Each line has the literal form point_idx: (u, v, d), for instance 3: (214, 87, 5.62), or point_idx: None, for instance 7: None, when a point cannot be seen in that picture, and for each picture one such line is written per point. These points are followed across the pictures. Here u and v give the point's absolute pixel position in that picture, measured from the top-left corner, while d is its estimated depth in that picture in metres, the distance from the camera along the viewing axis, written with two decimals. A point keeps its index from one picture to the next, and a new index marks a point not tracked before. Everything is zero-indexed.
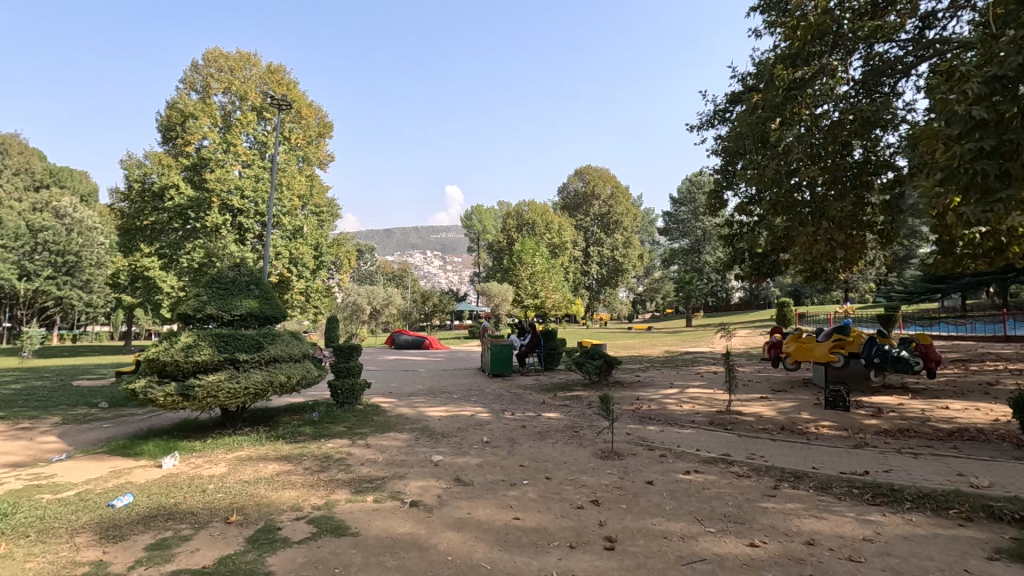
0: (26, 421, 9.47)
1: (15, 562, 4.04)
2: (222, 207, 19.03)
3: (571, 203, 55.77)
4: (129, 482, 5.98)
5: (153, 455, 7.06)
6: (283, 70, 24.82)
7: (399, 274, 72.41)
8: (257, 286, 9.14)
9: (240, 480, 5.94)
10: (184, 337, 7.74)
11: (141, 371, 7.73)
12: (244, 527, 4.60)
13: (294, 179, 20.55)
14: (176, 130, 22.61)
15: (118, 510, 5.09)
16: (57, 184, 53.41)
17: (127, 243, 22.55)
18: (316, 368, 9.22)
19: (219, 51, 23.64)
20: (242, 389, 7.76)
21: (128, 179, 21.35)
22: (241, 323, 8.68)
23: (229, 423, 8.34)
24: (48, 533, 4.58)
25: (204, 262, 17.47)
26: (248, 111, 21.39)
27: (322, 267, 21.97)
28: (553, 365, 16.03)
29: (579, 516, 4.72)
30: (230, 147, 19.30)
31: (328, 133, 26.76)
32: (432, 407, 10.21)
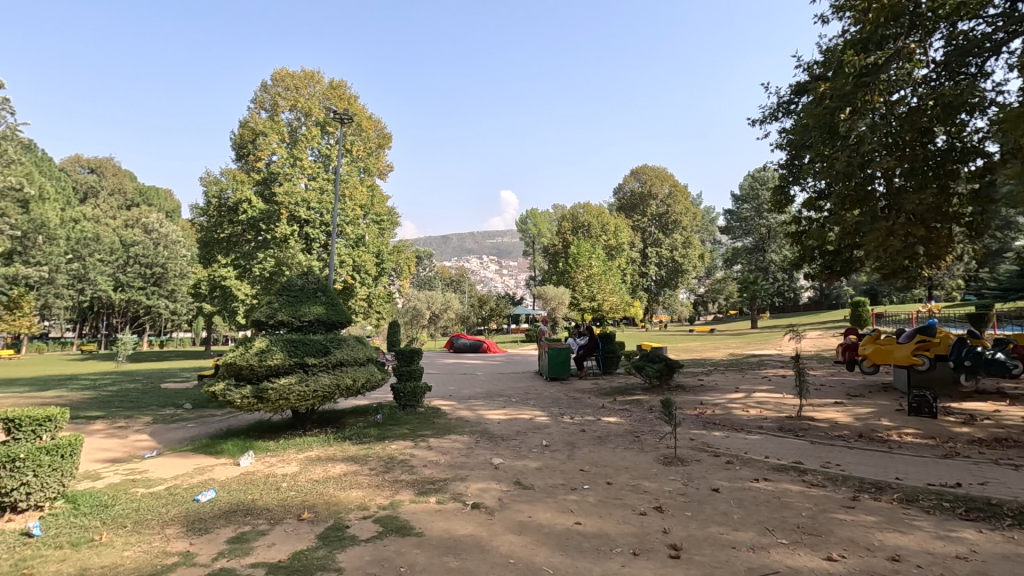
0: (122, 420, 10.33)
1: (114, 549, 4.42)
2: (291, 219, 19.97)
3: (628, 204, 54.98)
4: (212, 478, 6.39)
5: (232, 453, 7.52)
6: (344, 85, 25.84)
7: (456, 280, 73.77)
8: (324, 293, 9.55)
9: (311, 479, 6.22)
10: (258, 343, 8.21)
11: (219, 375, 8.25)
12: (315, 524, 4.81)
13: (356, 190, 21.41)
14: (248, 147, 24.04)
15: (202, 504, 5.47)
16: (146, 202, 58.23)
17: (206, 255, 24.09)
18: (380, 371, 9.52)
19: (286, 71, 24.92)
20: (311, 392, 8.14)
21: (207, 196, 22.82)
22: (309, 328, 9.10)
23: (299, 425, 8.76)
24: (142, 524, 4.97)
25: (275, 271, 18.40)
26: (312, 126, 22.40)
27: (383, 274, 22.61)
28: (611, 368, 15.80)
29: (641, 523, 4.63)
30: (297, 161, 20.39)
31: (387, 143, 27.63)
32: (491, 410, 10.31)
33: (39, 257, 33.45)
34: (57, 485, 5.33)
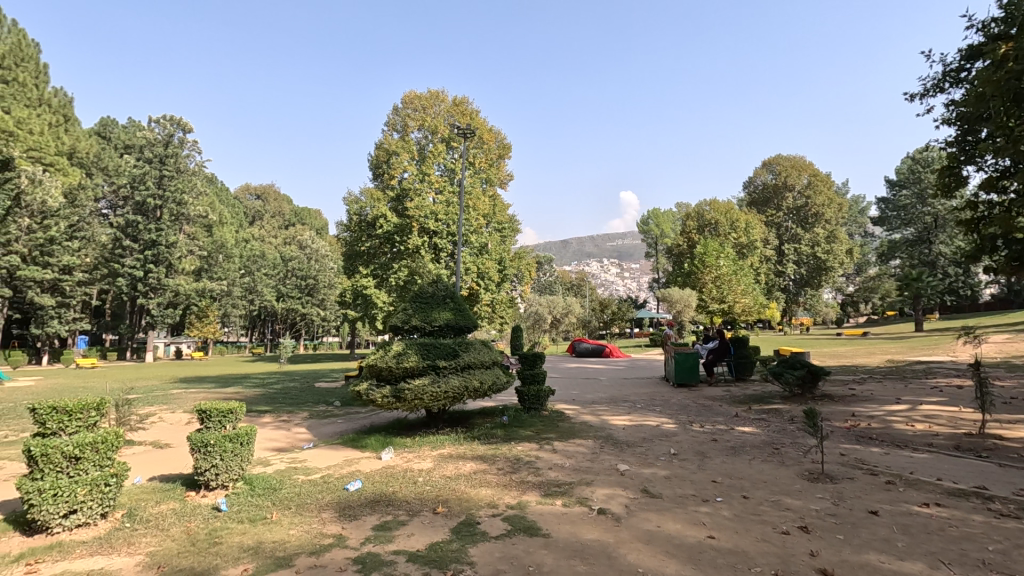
0: (285, 415, 11.75)
1: (281, 528, 5.05)
2: (421, 231, 21.34)
3: (760, 198, 51.15)
4: (358, 470, 7.04)
5: (375, 447, 8.23)
6: (467, 101, 27.08)
7: (577, 284, 73.77)
8: (452, 298, 10.09)
9: (444, 475, 6.60)
10: (395, 346, 8.89)
11: (363, 375, 9.07)
12: (448, 518, 5.09)
13: (479, 200, 22.33)
14: (383, 167, 26.25)
15: (351, 493, 6.06)
16: (300, 221, 66.00)
17: (349, 267, 26.59)
18: (505, 374, 9.83)
19: (414, 93, 26.77)
20: (442, 393, 8.63)
21: (349, 213, 25.22)
22: (440, 333, 9.65)
23: (433, 423, 9.33)
24: (302, 507, 5.63)
25: (408, 280, 19.78)
26: (438, 142, 23.71)
27: (505, 280, 23.26)
28: (746, 374, 14.73)
29: (784, 543, 4.27)
30: (425, 177, 21.77)
31: (507, 153, 28.47)
32: (616, 416, 10.15)
33: (220, 273, 39.27)
34: (238, 468, 6.22)
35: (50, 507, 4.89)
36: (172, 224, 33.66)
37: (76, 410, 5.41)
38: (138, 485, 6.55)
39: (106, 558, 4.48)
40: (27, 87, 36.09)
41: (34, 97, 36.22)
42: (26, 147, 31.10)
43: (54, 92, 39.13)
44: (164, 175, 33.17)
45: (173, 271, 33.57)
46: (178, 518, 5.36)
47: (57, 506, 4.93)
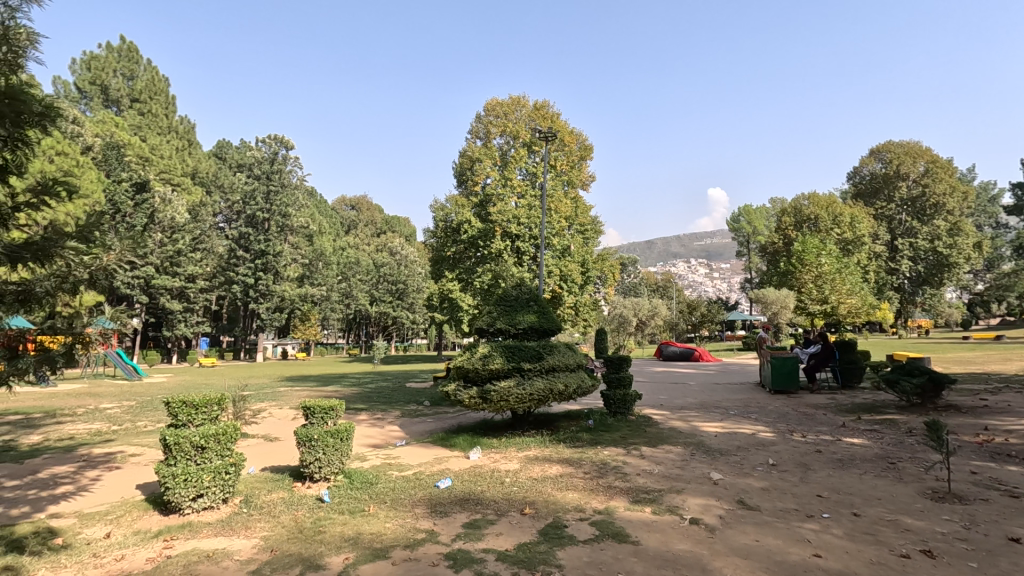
0: (379, 413, 12.37)
1: (378, 520, 5.33)
2: (504, 235, 21.63)
3: (867, 190, 46.95)
4: (448, 468, 7.27)
5: (463, 447, 8.45)
6: (547, 104, 27.12)
7: (663, 285, 71.65)
8: (536, 301, 10.16)
9: (531, 477, 6.65)
10: (481, 348, 9.08)
11: (451, 376, 9.35)
12: (536, 520, 5.13)
13: (561, 203, 22.28)
14: (466, 174, 26.97)
15: (442, 490, 6.28)
16: (391, 229, 69.33)
17: (436, 271, 27.50)
18: (590, 377, 9.74)
19: (496, 100, 27.28)
20: (528, 395, 8.69)
21: (435, 220, 26.11)
22: (524, 336, 9.73)
23: (518, 425, 9.43)
24: (397, 502, 5.90)
25: (492, 284, 20.15)
26: (520, 147, 23.92)
27: (589, 282, 23.03)
28: (853, 381, 13.57)
29: (904, 568, 3.88)
30: (508, 182, 22.08)
31: (589, 154, 28.23)
32: (707, 422, 9.71)
33: (319, 279, 42.03)
34: (339, 462, 6.64)
35: (183, 490, 5.50)
36: (278, 235, 36.53)
37: (201, 404, 6.00)
38: (252, 474, 7.16)
39: (228, 539, 4.95)
40: (159, 117, 40.75)
41: (164, 125, 40.85)
42: (158, 170, 35.12)
43: (180, 120, 43.89)
44: (271, 190, 36.12)
45: (279, 278, 36.40)
46: (287, 506, 5.81)
47: (188, 490, 5.52)
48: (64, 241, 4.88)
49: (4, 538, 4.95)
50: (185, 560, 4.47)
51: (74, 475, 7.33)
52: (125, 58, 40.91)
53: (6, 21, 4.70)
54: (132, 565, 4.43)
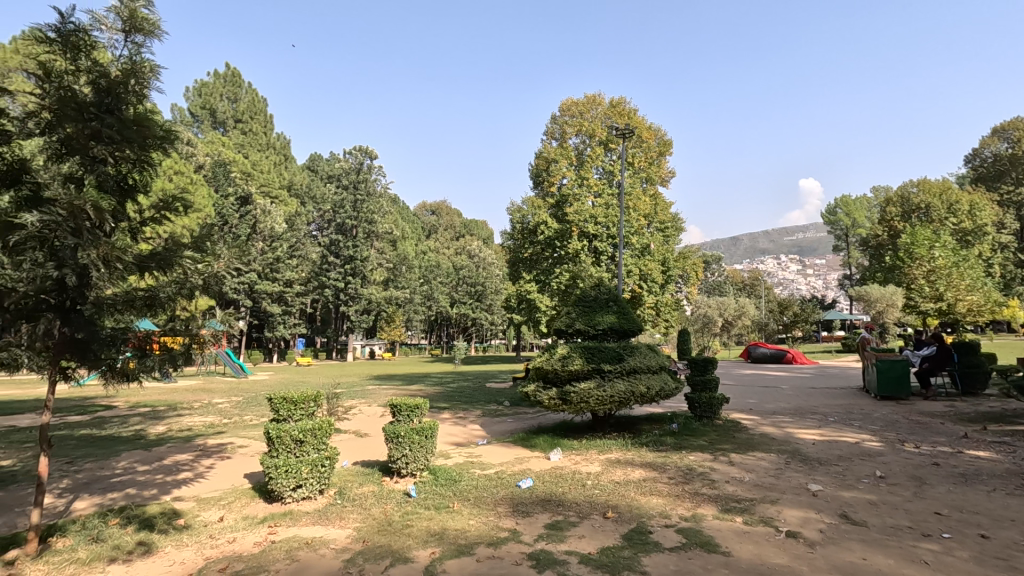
0: (461, 412, 12.66)
1: (461, 517, 5.45)
2: (581, 235, 21.45)
3: (990, 174, 41.98)
4: (529, 468, 7.31)
5: (544, 448, 8.46)
6: (624, 101, 26.62)
7: (751, 284, 68.03)
8: (615, 302, 9.99)
9: (613, 480, 6.53)
10: (561, 349, 9.05)
11: (530, 377, 9.39)
12: (619, 524, 5.03)
13: (639, 201, 21.77)
14: (542, 175, 27.07)
15: (523, 490, 6.32)
16: (469, 233, 70.95)
17: (514, 273, 27.78)
18: (673, 380, 9.43)
19: (571, 100, 27.18)
20: (608, 397, 8.54)
21: (512, 222, 26.39)
22: (604, 336, 9.60)
23: (599, 427, 9.31)
24: (479, 500, 6.01)
25: (570, 284, 20.05)
26: (596, 146, 23.59)
27: (670, 281, 22.31)
28: (976, 388, 12.19)
29: None
30: (584, 182, 21.92)
31: (668, 150, 27.38)
32: (803, 429, 9.09)
33: (403, 282, 43.77)
34: (424, 459, 6.87)
35: (284, 480, 5.91)
36: (366, 241, 38.46)
37: (300, 400, 6.40)
38: (344, 467, 7.57)
39: (324, 528, 5.26)
40: (259, 135, 44.21)
41: (264, 142, 44.30)
42: (259, 184, 38.10)
43: (277, 137, 47.37)
44: (358, 199, 38.13)
45: (366, 282, 38.29)
46: (377, 499, 6.08)
47: (289, 480, 5.94)
48: (181, 251, 5.40)
49: (137, 516, 5.56)
50: (287, 546, 4.80)
51: (193, 463, 8.10)
52: (230, 82, 44.69)
53: (133, 57, 5.27)
54: (242, 547, 4.83)
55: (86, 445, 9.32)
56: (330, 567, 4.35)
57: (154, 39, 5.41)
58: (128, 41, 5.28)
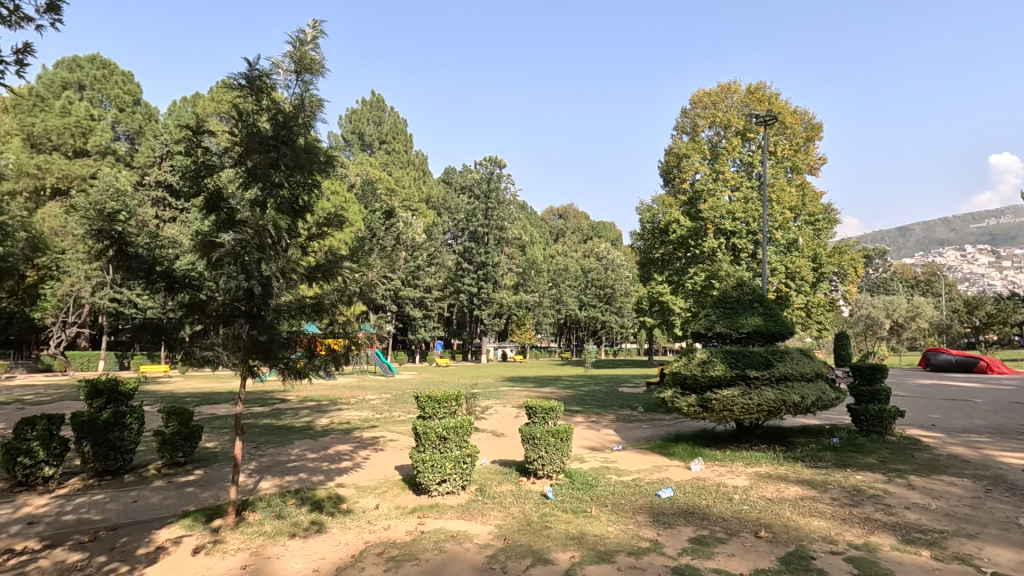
0: (595, 416, 12.55)
1: (599, 523, 5.37)
2: (717, 232, 20.14)
3: None
4: (668, 477, 7.00)
5: (684, 457, 8.07)
6: (763, 86, 24.37)
7: (927, 280, 58.83)
8: (761, 303, 9.25)
9: (764, 497, 6.01)
10: (700, 354, 8.58)
11: (666, 382, 9.03)
12: (774, 545, 4.60)
13: (784, 192, 19.92)
14: (673, 172, 25.96)
15: (663, 500, 6.06)
16: (597, 235, 70.45)
17: (644, 274, 26.95)
18: (832, 390, 8.47)
19: (704, 91, 25.89)
20: (755, 406, 7.89)
21: (642, 222, 25.68)
22: (749, 340, 8.92)
23: (745, 437, 8.65)
24: (617, 507, 5.89)
25: (705, 285, 18.96)
26: (732, 137, 21.99)
27: (823, 279, 20.12)
28: None
29: None
30: (719, 176, 20.67)
31: (817, 134, 24.77)
32: (1007, 452, 7.63)
33: (533, 286, 44.58)
34: (560, 461, 6.91)
35: (430, 474, 6.31)
36: (497, 247, 39.93)
37: (443, 399, 6.78)
38: (484, 465, 7.88)
39: (467, 523, 5.50)
40: (400, 153, 48.01)
41: (405, 160, 48.06)
42: (401, 199, 41.36)
43: (416, 154, 51.02)
44: (489, 208, 39.65)
45: (498, 286, 39.74)
46: (515, 498, 6.24)
47: (435, 474, 6.33)
48: (341, 262, 6.04)
49: (309, 498, 6.28)
50: (436, 537, 5.10)
51: (352, 453, 8.97)
52: (374, 108, 49.12)
53: (303, 93, 5.96)
54: (396, 534, 5.23)
55: (268, 433, 10.77)
56: (476, 561, 4.54)
57: (320, 76, 6.10)
58: (299, 80, 5.99)
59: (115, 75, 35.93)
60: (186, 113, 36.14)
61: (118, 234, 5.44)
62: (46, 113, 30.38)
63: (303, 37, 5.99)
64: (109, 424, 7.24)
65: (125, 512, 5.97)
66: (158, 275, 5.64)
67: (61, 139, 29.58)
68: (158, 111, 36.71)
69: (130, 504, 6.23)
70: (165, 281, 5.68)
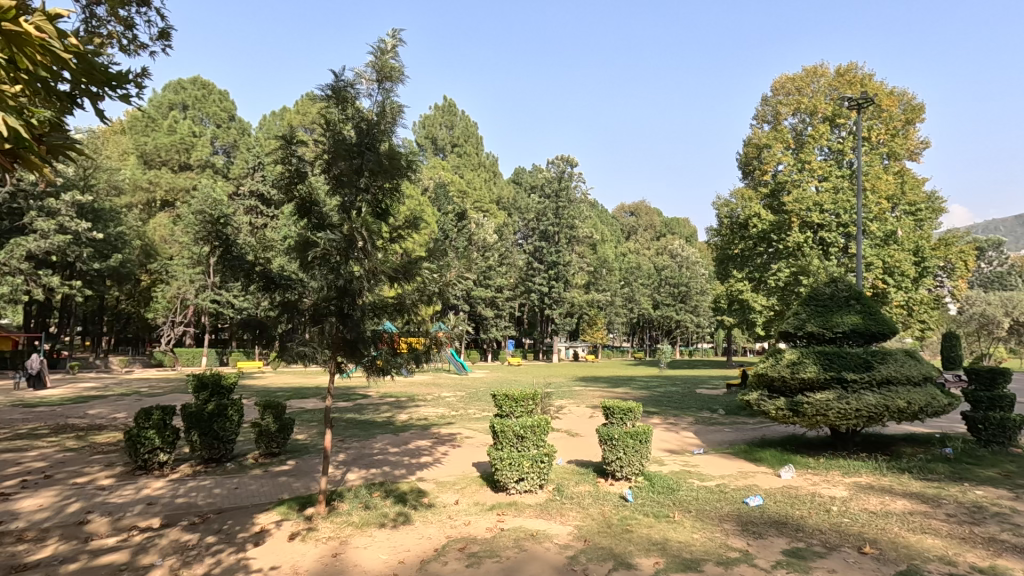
0: (673, 418, 12.14)
1: (685, 529, 5.18)
2: (803, 226, 18.91)
3: None
4: (756, 484, 6.64)
5: (772, 463, 7.62)
6: (854, 67, 22.56)
7: None
8: (858, 300, 8.57)
9: (866, 509, 5.56)
10: (789, 354, 8.09)
11: (751, 384, 8.59)
12: (881, 563, 4.24)
13: (880, 181, 18.41)
14: (753, 164, 24.64)
15: (752, 508, 5.75)
16: (670, 232, 68.46)
17: (723, 271, 25.80)
18: (943, 395, 7.71)
19: (787, 77, 24.43)
20: (853, 411, 7.30)
21: (720, 217, 24.62)
22: (844, 341, 8.30)
23: (841, 445, 8.05)
24: (703, 513, 5.65)
25: (791, 282, 17.86)
26: (819, 124, 20.55)
27: (927, 274, 18.38)
28: None
29: None
30: (805, 166, 19.46)
31: (918, 116, 22.67)
32: None
33: (604, 284, 43.97)
34: (639, 464, 6.73)
35: (509, 472, 6.35)
36: (567, 245, 39.74)
37: (520, 398, 6.79)
38: (561, 464, 7.85)
39: (546, 522, 5.49)
40: (472, 156, 48.90)
41: (476, 162, 48.91)
42: (473, 200, 42.06)
43: (487, 155, 51.71)
44: (560, 207, 39.48)
45: (569, 286, 39.50)
46: (594, 499, 6.15)
47: (513, 472, 6.35)
48: (421, 262, 6.17)
49: (393, 491, 6.50)
50: (515, 534, 5.12)
51: (431, 448, 9.21)
52: (446, 112, 50.25)
53: (384, 101, 6.17)
54: (477, 530, 5.30)
55: (352, 427, 11.29)
56: (556, 562, 4.50)
57: (399, 83, 6.28)
58: (380, 88, 6.21)
59: (213, 94, 39.07)
60: (274, 126, 38.66)
61: (222, 237, 5.85)
62: (155, 133, 33.55)
63: (384, 47, 6.20)
64: (213, 415, 7.84)
65: (229, 498, 6.44)
66: (257, 275, 5.99)
67: (169, 155, 32.56)
68: (250, 125, 39.50)
69: (234, 490, 6.72)
70: (262, 281, 6.02)
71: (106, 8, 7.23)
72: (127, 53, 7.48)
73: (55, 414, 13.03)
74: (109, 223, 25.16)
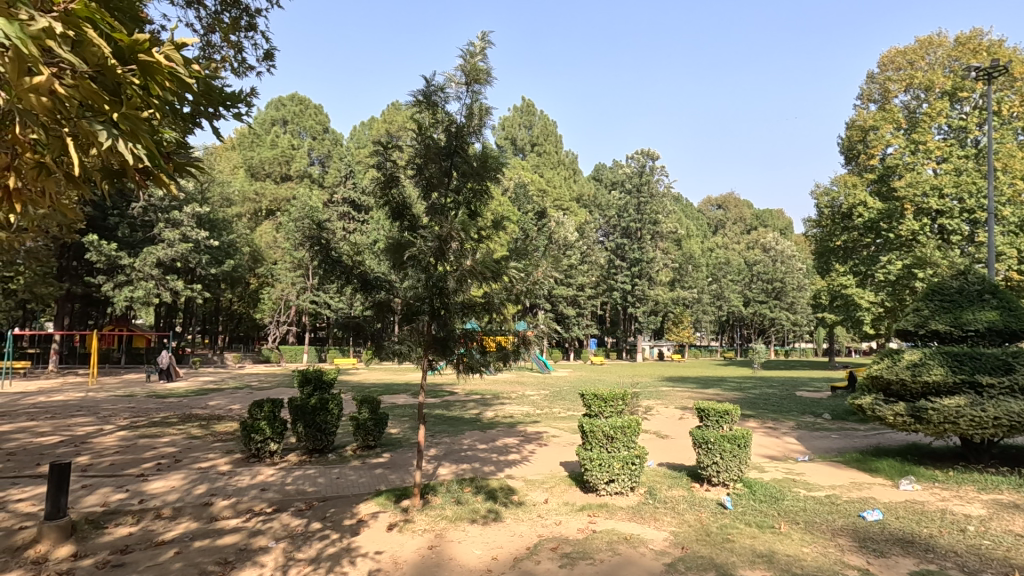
0: (772, 422, 11.40)
1: (793, 542, 4.82)
2: (918, 212, 17.11)
3: None
4: (873, 497, 6.07)
5: (890, 474, 6.95)
6: (979, 33, 20.03)
7: None
8: (994, 294, 7.58)
9: (1011, 530, 4.90)
10: (909, 355, 7.33)
11: (863, 387, 7.88)
12: None
13: (1015, 159, 16.22)
14: (858, 147, 22.57)
15: (871, 522, 5.24)
16: (762, 224, 64.54)
17: (823, 265, 23.94)
18: None
19: (897, 50, 22.15)
20: (990, 419, 6.45)
21: (819, 207, 22.80)
22: (978, 340, 7.38)
23: (974, 457, 7.16)
24: (813, 525, 5.23)
25: (904, 275, 16.22)
26: (936, 100, 18.44)
27: None
28: None
29: None
30: (919, 146, 17.62)
31: None
32: None
33: (690, 281, 42.33)
34: (738, 470, 6.36)
35: (598, 473, 6.23)
36: (650, 242, 38.61)
37: (609, 398, 6.64)
38: (652, 467, 7.62)
39: (640, 526, 5.32)
40: (551, 154, 48.84)
41: (556, 161, 48.77)
42: (553, 199, 41.93)
43: (566, 154, 51.40)
44: (642, 202, 38.57)
45: (653, 283, 38.35)
46: (690, 505, 5.89)
47: (603, 473, 6.23)
48: (508, 263, 6.11)
49: (483, 487, 6.59)
50: (608, 537, 5.00)
51: (518, 446, 9.26)
52: (525, 112, 50.53)
53: (472, 103, 6.25)
54: (568, 531, 5.24)
55: (440, 423, 11.60)
56: (653, 568, 4.34)
57: (487, 85, 6.34)
58: (469, 90, 6.30)
59: (309, 109, 41.80)
60: (364, 136, 40.72)
61: (323, 240, 6.19)
62: (260, 147, 36.43)
63: (473, 50, 6.28)
64: (316, 409, 8.34)
65: (331, 487, 6.82)
66: (355, 276, 6.29)
67: (272, 168, 35.26)
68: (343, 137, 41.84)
69: (336, 480, 7.12)
70: (360, 282, 6.30)
71: (219, 35, 7.90)
72: (237, 75, 8.15)
73: (181, 404, 14.49)
74: (222, 232, 27.64)
